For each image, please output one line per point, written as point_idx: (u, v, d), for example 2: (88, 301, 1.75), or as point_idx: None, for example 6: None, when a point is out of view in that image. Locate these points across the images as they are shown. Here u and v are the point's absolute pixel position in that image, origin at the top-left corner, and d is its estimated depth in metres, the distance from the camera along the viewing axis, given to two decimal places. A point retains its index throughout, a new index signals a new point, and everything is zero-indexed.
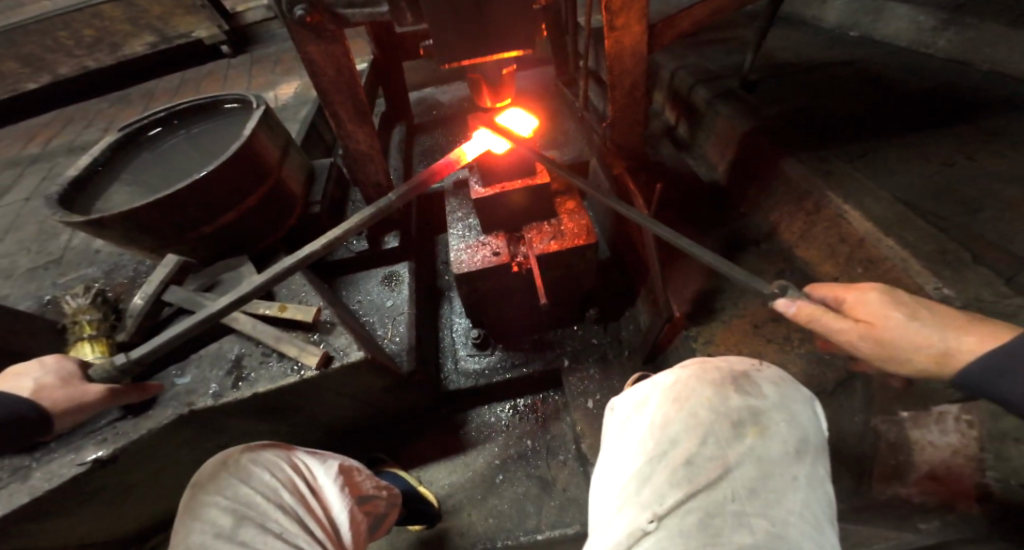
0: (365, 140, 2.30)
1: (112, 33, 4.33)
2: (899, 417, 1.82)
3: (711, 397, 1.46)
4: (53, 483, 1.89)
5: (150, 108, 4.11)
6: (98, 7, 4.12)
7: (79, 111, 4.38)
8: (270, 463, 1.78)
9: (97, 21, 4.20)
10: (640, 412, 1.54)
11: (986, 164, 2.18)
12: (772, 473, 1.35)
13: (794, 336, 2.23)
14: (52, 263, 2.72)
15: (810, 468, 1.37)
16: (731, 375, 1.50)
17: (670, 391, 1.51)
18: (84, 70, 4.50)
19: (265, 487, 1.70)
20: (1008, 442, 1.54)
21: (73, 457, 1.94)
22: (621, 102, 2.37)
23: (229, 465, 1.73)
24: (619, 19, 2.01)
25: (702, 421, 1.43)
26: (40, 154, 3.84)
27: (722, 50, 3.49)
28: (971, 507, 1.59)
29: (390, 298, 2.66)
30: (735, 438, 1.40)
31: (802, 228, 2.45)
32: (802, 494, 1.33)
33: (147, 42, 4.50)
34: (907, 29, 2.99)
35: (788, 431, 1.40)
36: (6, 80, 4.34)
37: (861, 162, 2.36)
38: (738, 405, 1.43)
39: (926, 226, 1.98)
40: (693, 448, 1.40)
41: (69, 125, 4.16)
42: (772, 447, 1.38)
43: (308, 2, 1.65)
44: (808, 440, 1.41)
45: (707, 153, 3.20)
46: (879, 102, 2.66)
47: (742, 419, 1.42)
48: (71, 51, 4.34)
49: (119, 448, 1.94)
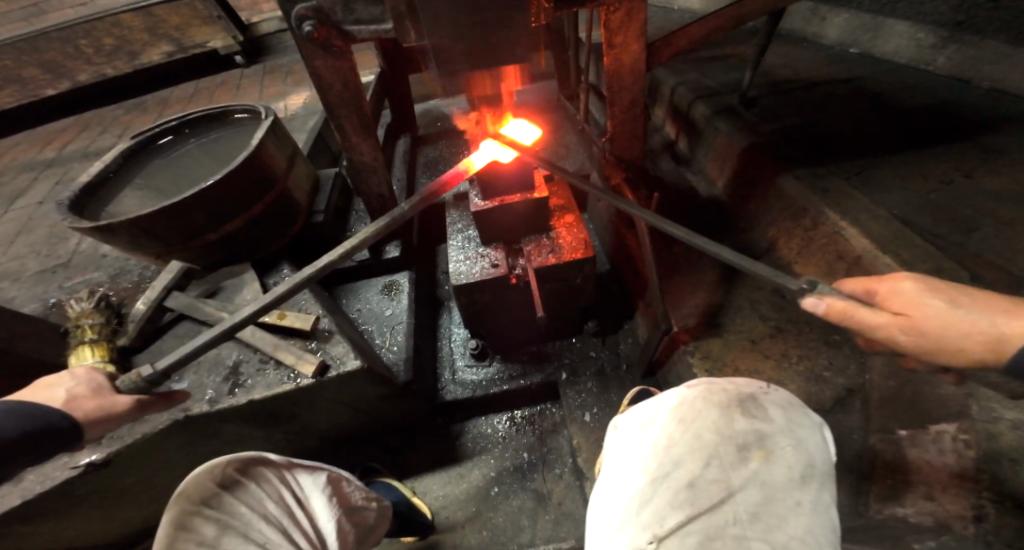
0: (368, 152, 2.31)
1: (130, 42, 4.43)
2: (897, 436, 1.83)
3: (717, 419, 1.45)
4: (47, 485, 1.92)
5: (163, 115, 4.19)
6: (118, 16, 4.24)
7: (96, 117, 4.47)
8: (257, 472, 1.79)
9: (117, 30, 4.31)
10: (643, 431, 1.54)
11: (985, 182, 2.19)
12: (775, 498, 1.34)
13: (792, 353, 2.23)
14: (60, 266, 2.77)
15: (816, 494, 1.35)
16: (737, 396, 1.49)
17: (675, 412, 1.50)
18: (103, 77, 4.59)
19: (252, 497, 1.73)
20: (1005, 463, 1.54)
21: (67, 460, 1.97)
22: (620, 117, 2.40)
23: (216, 473, 1.67)
24: (617, 38, 2.05)
25: (706, 444, 1.42)
26: (56, 159, 3.91)
27: (722, 67, 3.53)
28: (966, 529, 1.52)
29: (389, 307, 2.70)
30: (740, 462, 1.39)
31: (799, 246, 2.43)
32: (805, 519, 1.30)
33: (164, 51, 4.57)
34: (908, 45, 3.00)
35: (794, 456, 1.39)
36: (27, 85, 4.42)
37: (859, 179, 2.37)
38: (744, 428, 1.43)
39: (925, 244, 1.97)
40: (696, 470, 1.40)
41: (85, 131, 4.24)
42: (777, 472, 1.37)
43: (316, 18, 1.67)
44: (815, 465, 1.39)
45: (707, 168, 3.22)
46: (881, 119, 2.67)
47: (747, 442, 1.41)
48: (91, 58, 4.43)
49: (113, 451, 1.96)
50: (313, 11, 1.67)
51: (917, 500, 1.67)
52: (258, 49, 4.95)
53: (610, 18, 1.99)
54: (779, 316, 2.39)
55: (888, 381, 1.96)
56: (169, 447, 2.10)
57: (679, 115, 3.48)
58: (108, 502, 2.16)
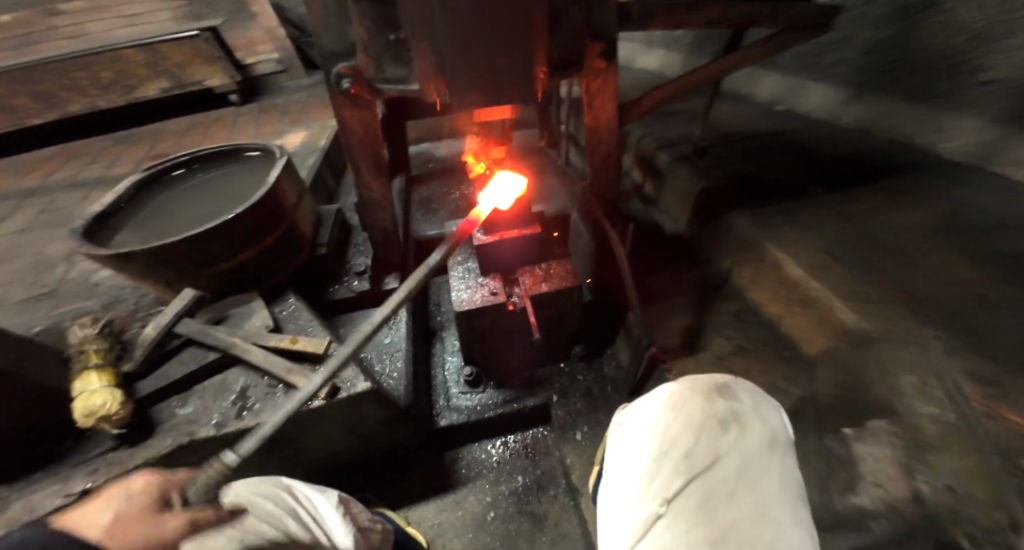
0: (379, 190, 2.50)
1: (129, 76, 4.47)
2: (844, 434, 2.08)
3: (700, 402, 1.68)
4: (34, 515, 1.87)
5: (155, 147, 4.21)
6: (121, 51, 4.29)
7: (81, 147, 4.42)
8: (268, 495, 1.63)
9: (117, 64, 4.36)
10: (641, 420, 1.75)
11: (890, 221, 2.64)
12: (754, 461, 1.55)
13: (755, 368, 2.56)
14: (47, 295, 2.72)
15: (782, 455, 1.59)
16: (714, 384, 1.74)
17: (666, 400, 1.73)
18: (94, 109, 4.57)
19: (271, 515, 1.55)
20: (929, 452, 1.83)
21: (60, 488, 1.93)
22: (599, 164, 2.71)
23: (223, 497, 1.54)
24: (597, 101, 2.41)
25: (696, 423, 1.64)
26: (39, 188, 3.82)
27: (680, 121, 4.05)
28: (909, 508, 1.78)
29: (389, 336, 2.86)
30: (723, 433, 1.60)
31: (750, 276, 2.82)
32: (779, 476, 1.53)
33: (161, 87, 4.61)
34: (826, 106, 3.63)
35: (762, 427, 1.63)
36: (14, 115, 4.36)
37: (792, 218, 2.81)
38: (723, 407, 1.66)
39: (849, 272, 2.41)
40: (690, 444, 1.60)
41: (71, 160, 4.18)
42: (752, 440, 1.60)
43: (353, 76, 1.96)
44: (777, 434, 1.65)
45: (670, 208, 3.62)
46: (806, 166, 3.18)
47: (726, 418, 1.64)
48: (85, 90, 4.43)
49: (110, 477, 1.94)
50: (351, 70, 1.95)
51: (869, 487, 1.91)
52: (253, 88, 5.22)
53: (589, 82, 2.35)
54: (740, 336, 2.73)
55: (832, 388, 2.23)
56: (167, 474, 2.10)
57: (645, 163, 3.91)
58: None
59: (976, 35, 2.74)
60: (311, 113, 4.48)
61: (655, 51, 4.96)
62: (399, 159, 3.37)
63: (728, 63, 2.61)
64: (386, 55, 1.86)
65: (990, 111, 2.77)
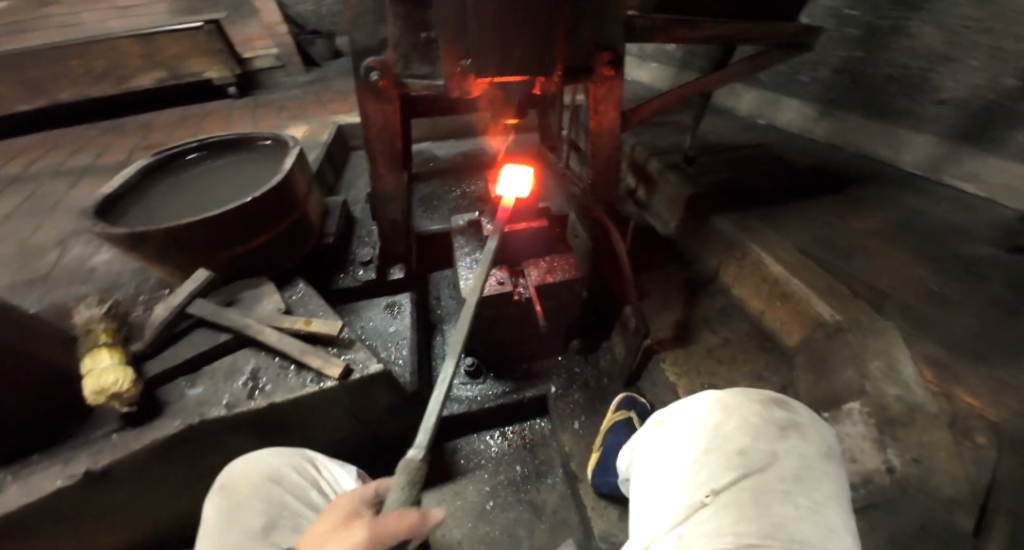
0: (391, 184, 2.58)
1: (123, 66, 4.39)
2: (823, 417, 2.23)
3: (758, 408, 1.67)
4: (33, 497, 1.82)
5: (148, 138, 4.12)
6: (117, 41, 4.24)
7: (66, 136, 4.28)
8: (294, 462, 1.92)
9: (112, 54, 4.29)
10: (692, 419, 1.75)
11: (858, 224, 2.90)
12: (812, 466, 1.53)
13: (739, 358, 2.70)
14: (40, 279, 2.66)
15: (838, 470, 1.58)
16: (773, 393, 1.73)
17: (721, 401, 1.72)
18: (82, 98, 4.45)
19: (294, 483, 1.84)
20: (898, 426, 1.95)
21: (61, 470, 1.89)
22: (600, 167, 2.87)
23: (257, 462, 1.84)
24: (602, 106, 2.58)
25: (753, 422, 1.62)
26: (23, 175, 3.69)
27: (669, 131, 4.29)
28: (883, 478, 1.87)
29: (393, 324, 2.84)
30: (781, 437, 1.59)
31: (734, 273, 3.03)
32: (835, 486, 1.51)
33: (155, 78, 4.53)
34: (803, 120, 3.95)
35: (820, 439, 1.62)
36: None
37: (772, 220, 3.03)
38: (782, 415, 1.65)
39: (821, 270, 2.61)
40: (746, 442, 1.58)
41: (57, 148, 4.05)
42: (811, 448, 1.58)
43: (381, 70, 2.09)
44: (832, 449, 1.64)
45: (660, 212, 3.82)
46: (785, 173, 3.46)
47: (786, 424, 1.62)
48: (76, 78, 4.33)
49: (115, 459, 1.92)
50: (380, 64, 2.08)
51: (845, 463, 2.01)
52: (247, 83, 5.15)
53: (596, 89, 2.52)
54: (727, 329, 2.88)
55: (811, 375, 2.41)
56: (174, 459, 2.07)
57: (638, 168, 4.12)
58: (100, 527, 2.06)
59: (935, 57, 3.04)
60: (310, 109, 4.49)
61: (646, 66, 5.24)
62: (408, 151, 3.37)
63: (719, 77, 2.82)
64: (414, 53, 1.98)
65: (943, 127, 3.10)
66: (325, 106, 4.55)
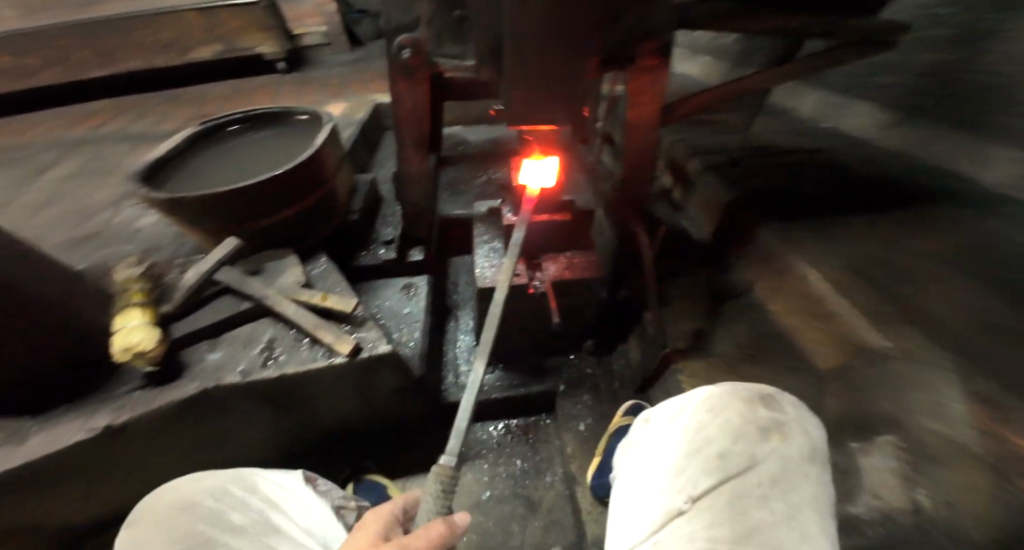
0: (417, 166, 2.62)
1: (184, 39, 4.63)
2: (850, 447, 2.07)
3: (741, 408, 1.69)
4: (52, 449, 1.96)
5: (201, 109, 4.34)
6: (180, 14, 4.48)
7: (131, 103, 4.57)
8: (210, 490, 1.72)
9: (175, 27, 4.54)
10: (676, 420, 1.80)
11: (925, 243, 2.65)
12: (790, 468, 1.54)
13: (765, 376, 2.53)
14: (93, 237, 2.87)
15: (820, 470, 1.56)
16: (759, 392, 1.73)
17: (704, 404, 1.76)
18: (148, 68, 4.73)
19: (206, 511, 1.63)
20: (933, 464, 1.82)
21: (82, 423, 2.03)
22: (632, 163, 2.75)
23: (161, 502, 1.67)
24: (641, 97, 2.45)
25: (734, 425, 1.65)
26: (90, 137, 3.98)
27: (715, 130, 4.07)
28: (906, 518, 1.76)
29: (408, 306, 2.90)
30: (762, 439, 1.60)
31: (768, 286, 2.82)
32: (813, 487, 1.51)
33: (212, 51, 4.76)
34: (872, 126, 3.64)
35: (803, 439, 1.61)
36: (73, 66, 4.52)
37: (823, 234, 2.80)
38: (765, 415, 1.66)
39: (867, 290, 2.42)
40: (725, 445, 1.61)
41: (121, 115, 4.34)
42: (792, 450, 1.58)
43: (413, 49, 2.09)
44: (818, 449, 1.61)
45: (696, 216, 3.63)
46: (841, 182, 3.20)
47: (767, 425, 1.63)
48: (142, 49, 4.60)
49: (132, 417, 2.04)
50: (412, 42, 2.08)
51: (867, 499, 1.89)
52: (297, 60, 5.23)
53: (636, 80, 2.39)
54: (755, 344, 2.70)
55: (841, 401, 2.20)
56: (191, 417, 2.18)
57: (676, 167, 3.94)
58: (118, 473, 2.20)
59: None
60: (352, 88, 4.58)
61: (698, 59, 4.99)
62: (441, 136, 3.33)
63: (773, 73, 2.61)
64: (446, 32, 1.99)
65: None
66: (365, 86, 4.62)
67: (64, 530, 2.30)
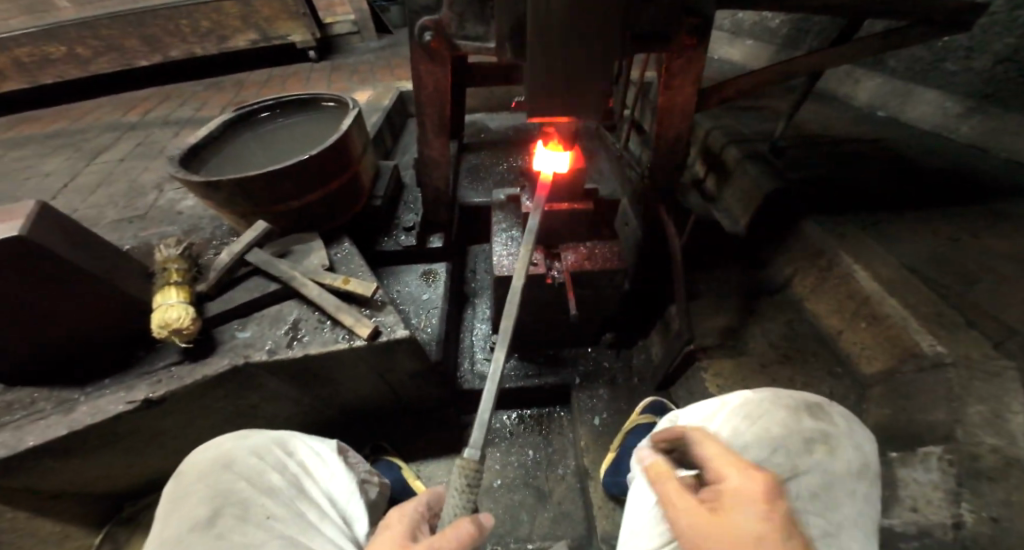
0: (437, 149, 2.59)
1: (223, 27, 4.80)
2: (887, 458, 1.93)
3: (786, 417, 1.72)
4: (98, 418, 2.06)
5: (240, 96, 4.49)
6: (220, 3, 4.63)
7: (176, 90, 4.79)
8: (255, 447, 1.84)
9: (215, 15, 4.70)
10: (706, 424, 1.83)
11: (991, 243, 2.42)
12: (835, 483, 1.60)
13: (796, 379, 2.39)
14: (137, 218, 3.03)
15: (868, 485, 1.61)
16: (806, 402, 1.76)
17: (740, 410, 1.78)
18: (192, 56, 4.93)
19: (248, 469, 1.76)
20: (982, 480, 1.67)
21: (123, 395, 2.12)
22: (663, 150, 2.60)
23: (212, 451, 1.82)
24: (677, 79, 2.29)
25: (775, 435, 1.69)
26: (139, 123, 4.21)
27: (756, 117, 3.84)
28: (946, 534, 1.63)
29: (427, 292, 2.98)
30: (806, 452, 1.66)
31: (812, 284, 2.64)
32: (858, 503, 1.58)
33: (250, 39, 4.93)
34: (935, 113, 3.33)
35: (852, 453, 1.65)
36: (125, 55, 4.76)
37: (873, 230, 2.60)
38: (811, 427, 1.70)
39: (929, 293, 2.20)
40: (765, 455, 1.66)
41: (166, 101, 4.55)
42: (838, 464, 1.63)
43: (435, 30, 1.98)
44: (869, 463, 1.64)
45: (732, 208, 3.44)
46: (895, 175, 2.96)
47: (813, 437, 1.68)
48: (186, 38, 4.80)
49: (168, 392, 2.12)
50: (434, 23, 1.97)
51: (903, 512, 1.76)
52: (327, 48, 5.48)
53: (673, 61, 2.23)
54: (787, 345, 2.55)
55: (884, 409, 2.09)
56: (218, 393, 2.26)
57: (711, 157, 3.76)
58: (152, 441, 2.33)
59: None
60: (379, 74, 4.63)
61: (740, 43, 4.72)
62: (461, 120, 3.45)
63: (833, 54, 2.38)
64: (469, 12, 1.90)
65: None
66: (392, 73, 4.65)
67: (103, 489, 2.49)
